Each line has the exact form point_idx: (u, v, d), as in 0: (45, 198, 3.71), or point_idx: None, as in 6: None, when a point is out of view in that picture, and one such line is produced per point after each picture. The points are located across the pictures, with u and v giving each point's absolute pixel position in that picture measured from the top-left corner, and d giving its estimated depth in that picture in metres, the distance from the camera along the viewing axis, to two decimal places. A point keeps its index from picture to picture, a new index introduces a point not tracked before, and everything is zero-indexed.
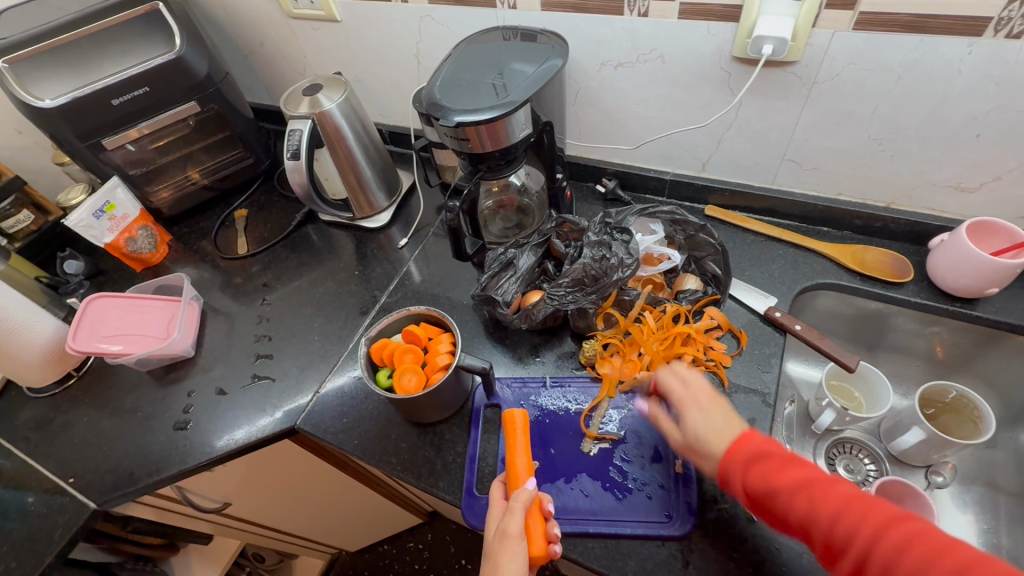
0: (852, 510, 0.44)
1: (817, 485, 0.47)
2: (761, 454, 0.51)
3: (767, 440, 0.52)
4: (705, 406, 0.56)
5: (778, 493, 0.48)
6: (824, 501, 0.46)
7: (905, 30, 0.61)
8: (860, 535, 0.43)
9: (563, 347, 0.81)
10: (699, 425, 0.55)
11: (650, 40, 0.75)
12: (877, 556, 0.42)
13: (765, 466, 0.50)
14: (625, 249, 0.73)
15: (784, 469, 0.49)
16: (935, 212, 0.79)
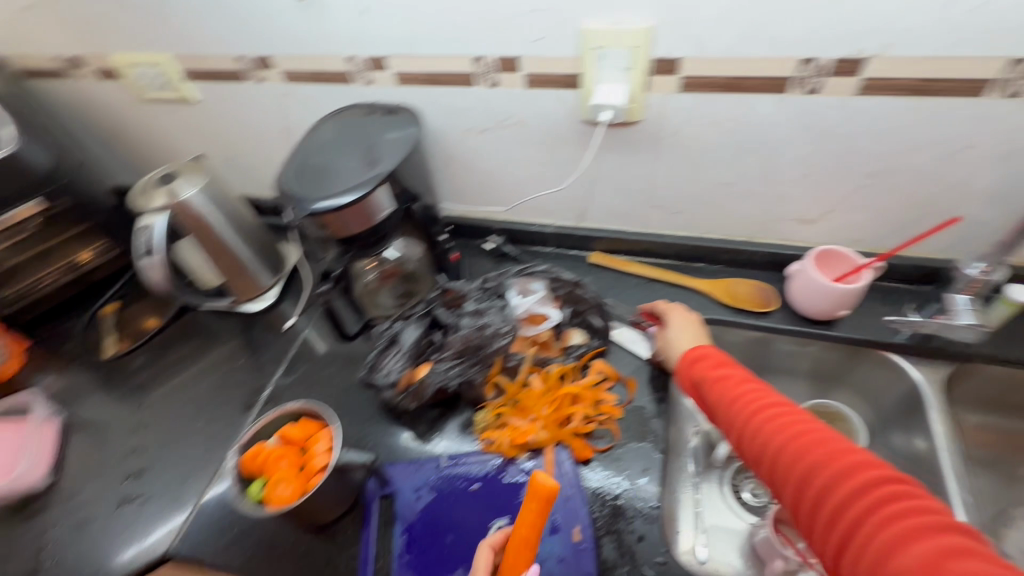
0: (801, 428, 0.51)
1: (736, 379, 0.60)
2: (706, 356, 0.65)
3: (751, 378, 0.60)
4: (684, 321, 0.74)
5: (706, 383, 0.62)
6: (770, 417, 0.53)
7: (725, 90, 0.66)
8: (788, 445, 0.50)
9: (461, 417, 0.77)
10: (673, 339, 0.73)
11: (506, 107, 0.77)
12: (754, 436, 0.54)
13: (704, 365, 0.63)
14: (502, 315, 0.73)
15: (754, 393, 0.57)
16: (788, 241, 0.85)
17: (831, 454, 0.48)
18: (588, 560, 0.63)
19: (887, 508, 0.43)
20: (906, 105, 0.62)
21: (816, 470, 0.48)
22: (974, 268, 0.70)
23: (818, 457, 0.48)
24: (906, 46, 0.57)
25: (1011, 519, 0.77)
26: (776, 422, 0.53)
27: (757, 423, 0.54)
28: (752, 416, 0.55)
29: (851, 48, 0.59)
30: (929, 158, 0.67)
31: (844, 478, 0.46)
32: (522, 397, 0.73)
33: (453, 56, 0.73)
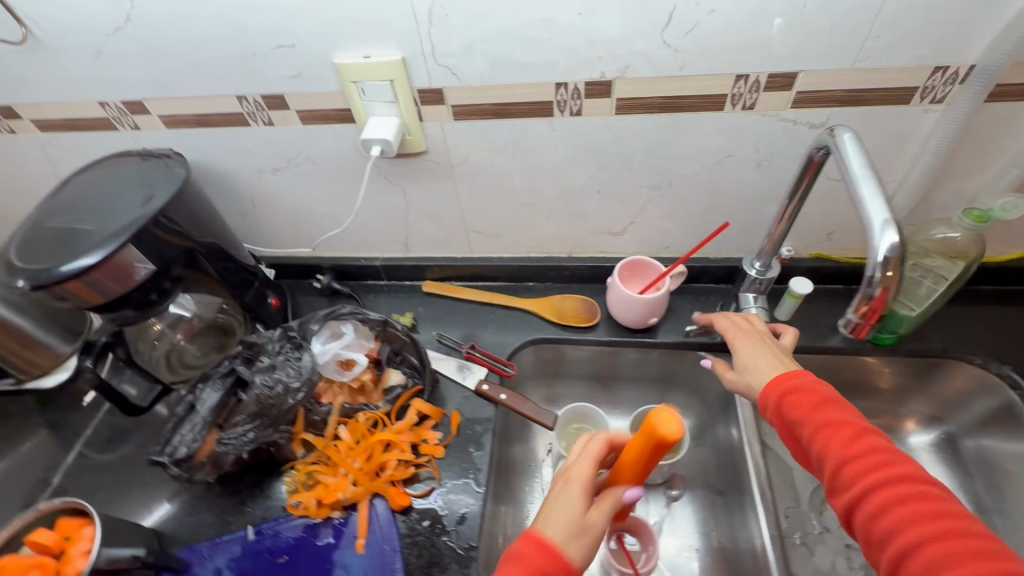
0: (871, 443, 0.46)
1: (853, 428, 0.47)
2: (802, 386, 0.52)
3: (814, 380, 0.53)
4: (750, 340, 0.62)
5: (804, 425, 0.50)
6: (841, 432, 0.47)
7: (495, 116, 0.65)
8: (864, 463, 0.45)
9: (272, 482, 0.71)
10: (748, 359, 0.60)
11: (290, 145, 0.73)
12: (869, 509, 0.43)
13: (809, 397, 0.51)
14: (296, 369, 0.68)
15: (820, 400, 0.50)
16: (605, 253, 0.86)
17: (903, 475, 0.43)
18: None
19: (935, 544, 0.39)
20: (662, 121, 0.64)
21: (866, 509, 0.43)
22: (753, 268, 0.72)
23: (895, 479, 0.43)
24: (642, 68, 0.59)
25: None
26: (844, 441, 0.46)
27: (828, 442, 0.47)
28: (823, 430, 0.48)
29: (595, 71, 0.60)
30: (698, 167, 0.70)
31: (932, 504, 0.41)
32: (330, 452, 0.69)
33: (215, 96, 0.67)
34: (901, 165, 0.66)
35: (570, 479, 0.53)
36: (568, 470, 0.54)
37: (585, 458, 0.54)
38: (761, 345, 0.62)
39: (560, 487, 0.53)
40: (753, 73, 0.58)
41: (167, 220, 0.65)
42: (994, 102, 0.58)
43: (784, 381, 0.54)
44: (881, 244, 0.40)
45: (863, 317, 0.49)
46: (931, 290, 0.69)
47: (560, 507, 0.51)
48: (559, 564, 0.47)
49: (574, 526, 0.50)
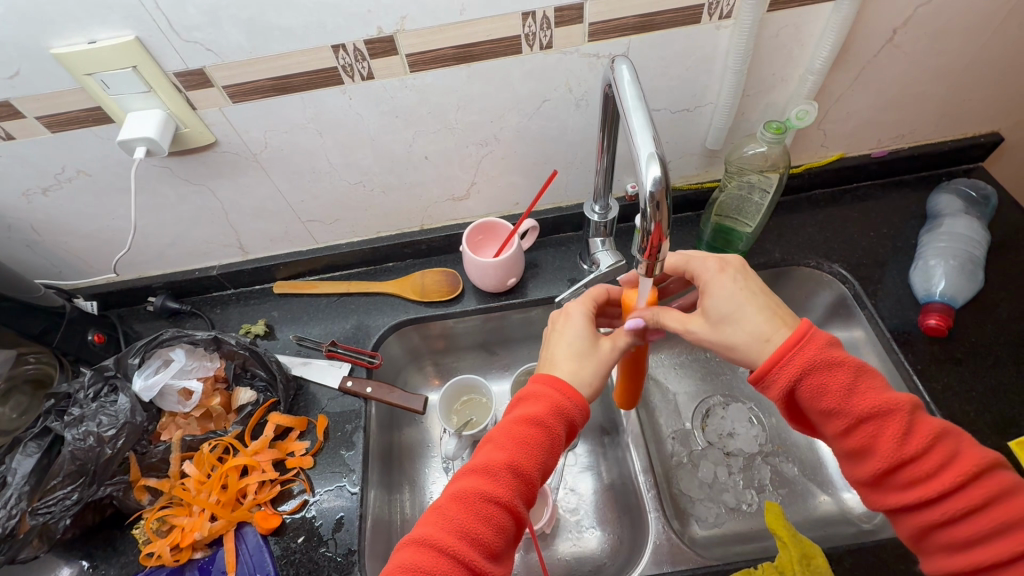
0: (882, 419, 0.46)
1: (853, 420, 0.47)
2: (818, 366, 0.47)
3: (814, 343, 0.48)
4: (724, 279, 0.52)
5: (828, 409, 0.47)
6: (857, 406, 0.47)
7: (278, 92, 0.58)
8: (885, 438, 0.46)
9: (123, 537, 0.65)
10: (726, 304, 0.51)
11: (49, 159, 0.61)
12: (886, 488, 0.47)
13: (826, 380, 0.47)
14: (115, 414, 0.61)
15: (831, 373, 0.47)
16: (458, 219, 0.83)
17: (918, 442, 0.45)
18: None
19: (942, 502, 0.44)
20: (463, 74, 0.59)
21: (891, 471, 0.46)
22: (594, 213, 0.70)
23: (911, 445, 0.45)
24: (420, 18, 0.53)
25: (709, 410, 0.86)
26: (865, 414, 0.46)
27: (850, 419, 0.47)
28: (850, 406, 0.47)
29: (370, 28, 0.54)
30: (519, 118, 0.66)
31: (952, 456, 0.45)
32: (178, 493, 0.62)
33: None
34: (711, 86, 0.66)
35: (568, 318, 0.58)
36: (567, 308, 0.59)
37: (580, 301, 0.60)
38: (723, 272, 0.53)
39: (560, 326, 0.58)
40: (538, 10, 0.54)
41: None
42: (776, 11, 0.58)
43: (802, 347, 0.48)
44: (646, 180, 0.40)
45: (646, 257, 0.46)
46: (759, 204, 0.72)
47: (566, 343, 0.56)
48: (570, 393, 0.53)
49: (583, 348, 0.56)
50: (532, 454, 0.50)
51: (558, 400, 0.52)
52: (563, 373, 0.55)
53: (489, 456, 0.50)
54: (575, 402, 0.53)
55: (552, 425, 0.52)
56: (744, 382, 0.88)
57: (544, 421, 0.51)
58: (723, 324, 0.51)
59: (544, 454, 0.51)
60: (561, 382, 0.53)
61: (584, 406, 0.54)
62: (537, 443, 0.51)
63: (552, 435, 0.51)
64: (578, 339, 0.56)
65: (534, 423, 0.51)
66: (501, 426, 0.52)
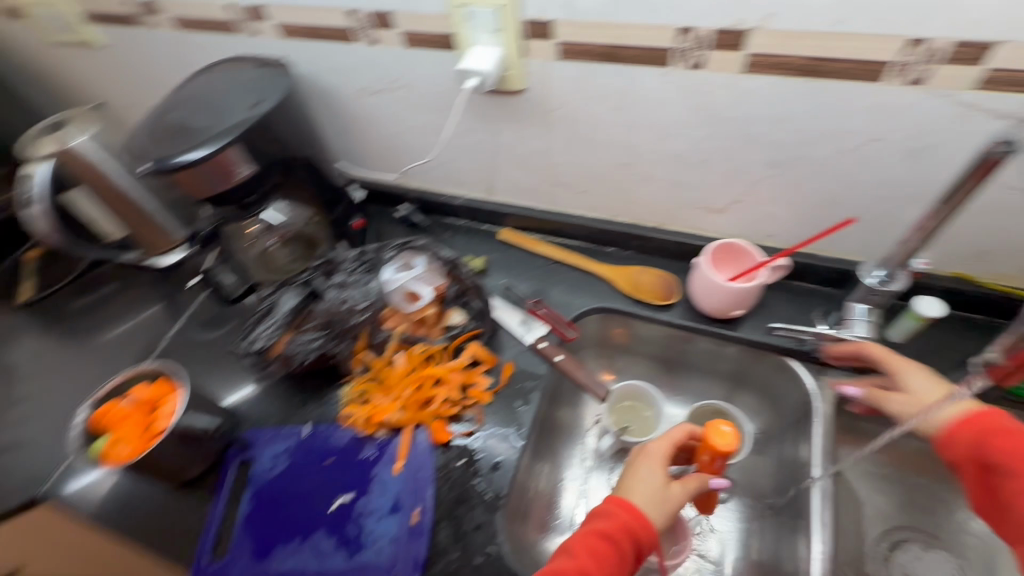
0: None
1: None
2: (996, 430, 0.53)
3: (1003, 418, 0.54)
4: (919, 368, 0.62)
5: (1001, 469, 0.51)
6: None
7: (605, 59, 0.60)
8: None
9: (332, 391, 0.77)
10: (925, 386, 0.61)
11: (392, 67, 0.72)
12: None
13: (1000, 439, 0.52)
14: (366, 290, 0.72)
15: (1010, 440, 0.52)
16: (698, 230, 0.79)
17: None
18: (420, 543, 0.62)
19: None
20: (798, 88, 0.55)
21: None
22: (872, 277, 0.64)
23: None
24: (787, 18, 0.50)
25: (903, 542, 0.72)
26: None
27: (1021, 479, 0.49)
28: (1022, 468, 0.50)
29: (728, 18, 0.51)
30: (831, 149, 0.60)
31: None
32: (385, 375, 0.71)
33: (328, 9, 0.67)
34: None
35: (640, 457, 0.61)
36: (645, 447, 0.62)
37: (659, 442, 0.62)
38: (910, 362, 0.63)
39: (635, 465, 0.61)
40: (934, 39, 0.47)
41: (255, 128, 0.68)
42: None
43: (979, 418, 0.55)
44: None
45: None
46: None
47: (638, 477, 0.59)
48: (638, 515, 0.56)
49: (658, 494, 0.58)
50: (604, 566, 0.53)
51: (629, 523, 0.55)
52: (635, 501, 0.58)
53: (563, 562, 0.54)
54: (644, 527, 0.56)
55: (625, 546, 0.54)
56: (963, 534, 0.72)
57: (616, 539, 0.55)
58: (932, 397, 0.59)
59: (618, 567, 0.54)
60: (632, 507, 0.57)
61: (652, 534, 0.56)
62: (610, 556, 0.54)
63: (625, 554, 0.54)
64: (652, 478, 0.59)
65: (605, 537, 0.55)
66: (573, 537, 0.56)
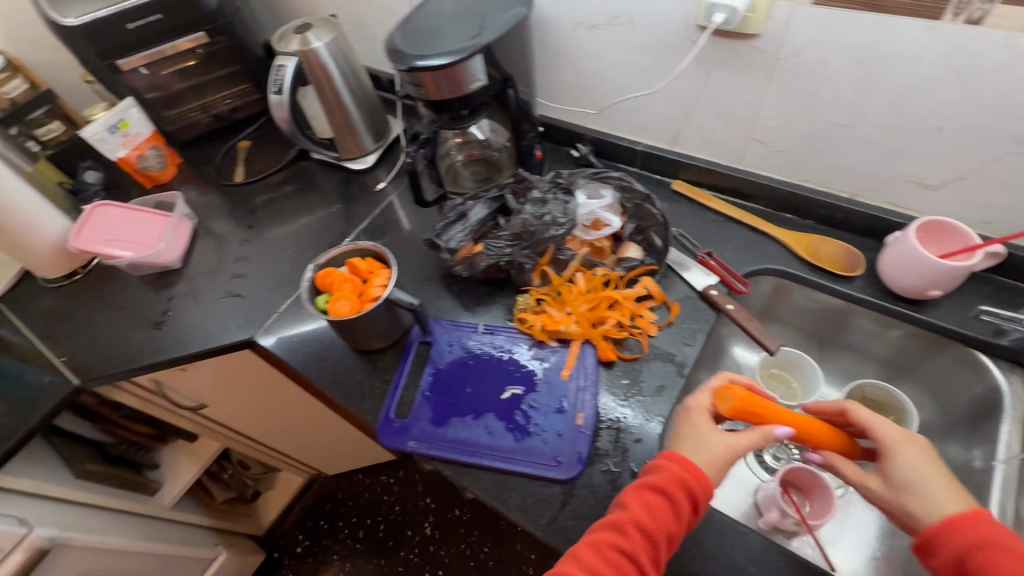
0: None
1: None
2: None
3: None
4: (914, 448, 0.52)
5: None
6: None
7: (865, 8, 0.59)
8: None
9: (504, 300, 0.84)
10: (908, 470, 0.51)
11: (621, 1, 0.74)
12: None
13: None
14: (563, 209, 0.75)
15: None
16: (898, 207, 0.76)
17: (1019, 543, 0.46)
18: (582, 442, 0.67)
19: None
20: None
21: None
22: None
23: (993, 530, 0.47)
24: None
25: None
26: None
27: None
28: None
29: None
30: None
31: None
32: (564, 291, 0.76)
33: None
34: None
35: (685, 413, 0.59)
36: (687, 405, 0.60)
37: (700, 397, 0.59)
38: (908, 444, 0.53)
39: (682, 423, 0.59)
40: None
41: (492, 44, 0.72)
42: None
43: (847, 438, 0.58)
44: None
45: None
46: None
47: (699, 438, 0.56)
48: (690, 468, 0.54)
49: (720, 451, 0.56)
50: (657, 518, 0.53)
51: (682, 476, 0.54)
52: (694, 454, 0.56)
53: (615, 516, 0.55)
54: (698, 478, 0.54)
55: (683, 501, 0.53)
56: None
57: (675, 495, 0.53)
58: (904, 492, 0.50)
59: (677, 521, 0.53)
60: (690, 465, 0.55)
61: (709, 486, 0.54)
62: (663, 507, 0.53)
63: (683, 507, 0.53)
64: (704, 436, 0.56)
65: (658, 491, 0.54)
66: (628, 491, 0.56)
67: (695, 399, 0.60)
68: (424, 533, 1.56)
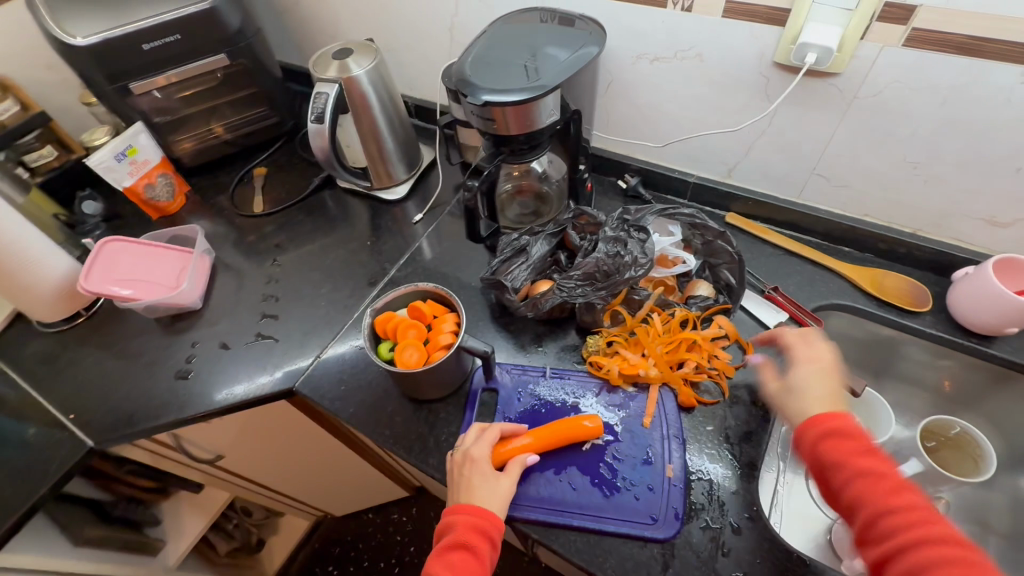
0: None
1: None
2: None
3: None
4: (809, 366, 0.60)
5: None
6: None
7: (958, 51, 0.59)
8: None
9: (566, 339, 0.80)
10: (803, 381, 0.59)
11: (691, 35, 0.73)
12: None
13: None
14: (640, 248, 0.72)
15: None
16: (962, 242, 0.77)
17: (886, 463, 0.51)
18: (677, 497, 0.63)
19: None
20: None
21: None
22: None
23: (885, 463, 0.51)
24: None
25: None
26: None
27: None
28: None
29: None
30: None
31: None
32: (640, 332, 0.73)
33: None
34: None
35: (471, 462, 0.63)
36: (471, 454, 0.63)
37: (479, 444, 0.64)
38: (816, 361, 0.60)
39: (465, 472, 0.63)
40: None
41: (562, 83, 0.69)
42: None
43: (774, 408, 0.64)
44: None
45: None
46: None
47: (489, 485, 0.62)
48: (477, 515, 0.60)
49: (503, 495, 0.61)
50: (464, 574, 0.57)
51: (474, 522, 0.59)
52: (475, 501, 0.61)
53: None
54: (492, 524, 0.59)
55: (479, 546, 0.58)
56: None
57: (472, 543, 0.58)
58: (790, 396, 0.59)
59: (481, 565, 0.58)
60: (476, 508, 0.60)
61: (499, 529, 0.60)
62: (467, 560, 0.58)
63: (483, 552, 0.59)
64: (479, 484, 0.62)
65: (462, 546, 0.58)
66: (433, 560, 0.59)
67: (466, 445, 0.65)
68: None
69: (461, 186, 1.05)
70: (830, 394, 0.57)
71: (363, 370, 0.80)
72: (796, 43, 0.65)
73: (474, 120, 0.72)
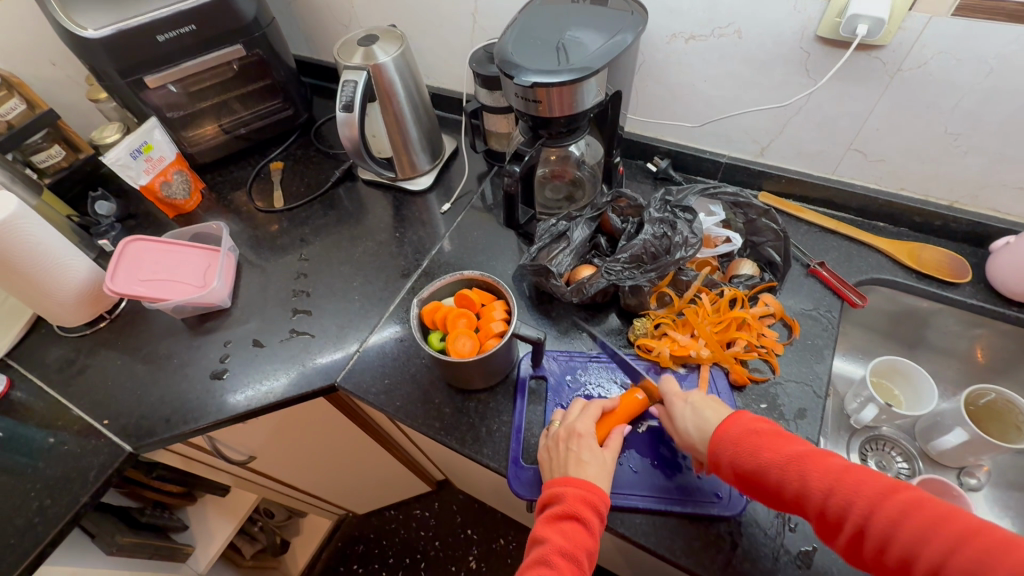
0: None
1: None
2: None
3: None
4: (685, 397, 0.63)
5: None
6: None
7: (1010, 19, 0.59)
8: None
9: (609, 323, 0.79)
10: (691, 415, 0.61)
11: (730, 12, 0.72)
12: None
13: None
14: (690, 228, 0.71)
15: None
16: (999, 213, 0.77)
17: (792, 444, 0.54)
18: None
19: None
20: None
21: None
22: None
23: (797, 442, 0.54)
24: None
25: None
26: None
27: None
28: None
29: None
30: None
31: None
32: (689, 313, 0.72)
33: None
34: None
35: (578, 438, 0.61)
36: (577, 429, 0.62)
37: (584, 419, 0.63)
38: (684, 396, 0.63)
39: (571, 446, 0.61)
40: None
41: (604, 66, 0.67)
42: None
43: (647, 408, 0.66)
44: None
45: None
46: None
47: (598, 457, 0.60)
48: (587, 487, 0.57)
49: (608, 468, 0.60)
50: (575, 543, 0.55)
51: (584, 495, 0.57)
52: (583, 473, 0.59)
53: (543, 547, 0.56)
54: (600, 496, 0.57)
55: (591, 520, 0.56)
56: None
57: (584, 516, 0.56)
58: (692, 432, 0.60)
59: (592, 538, 0.56)
60: (585, 481, 0.58)
61: (607, 502, 0.58)
62: (577, 531, 0.56)
63: (594, 525, 0.56)
64: (584, 456, 0.60)
65: (572, 515, 0.56)
66: (542, 527, 0.58)
67: (570, 421, 0.64)
68: (469, 567, 1.47)
69: (485, 175, 1.04)
70: (714, 414, 0.60)
71: (404, 362, 0.79)
72: (845, 16, 0.65)
73: (517, 101, 0.71)
